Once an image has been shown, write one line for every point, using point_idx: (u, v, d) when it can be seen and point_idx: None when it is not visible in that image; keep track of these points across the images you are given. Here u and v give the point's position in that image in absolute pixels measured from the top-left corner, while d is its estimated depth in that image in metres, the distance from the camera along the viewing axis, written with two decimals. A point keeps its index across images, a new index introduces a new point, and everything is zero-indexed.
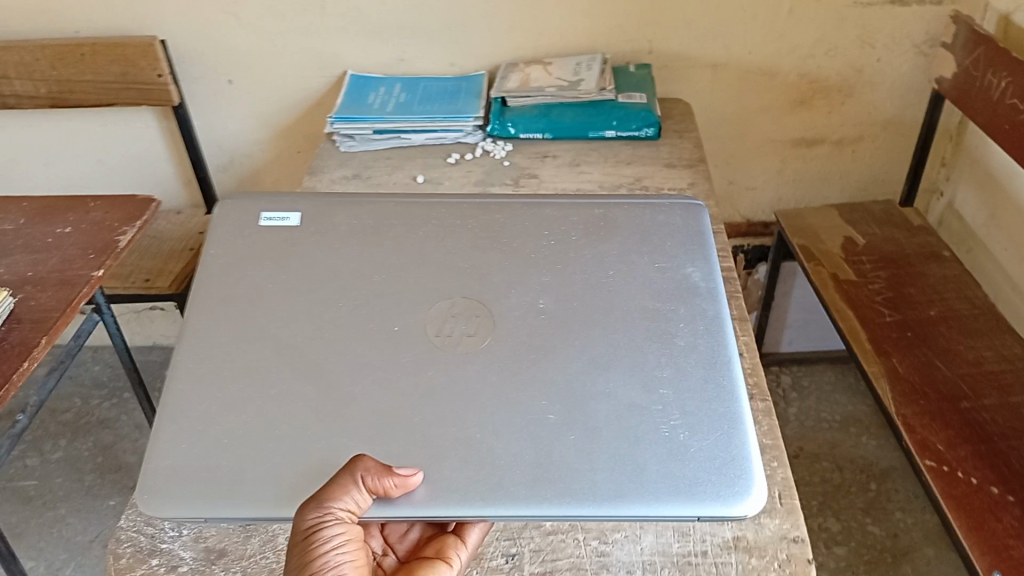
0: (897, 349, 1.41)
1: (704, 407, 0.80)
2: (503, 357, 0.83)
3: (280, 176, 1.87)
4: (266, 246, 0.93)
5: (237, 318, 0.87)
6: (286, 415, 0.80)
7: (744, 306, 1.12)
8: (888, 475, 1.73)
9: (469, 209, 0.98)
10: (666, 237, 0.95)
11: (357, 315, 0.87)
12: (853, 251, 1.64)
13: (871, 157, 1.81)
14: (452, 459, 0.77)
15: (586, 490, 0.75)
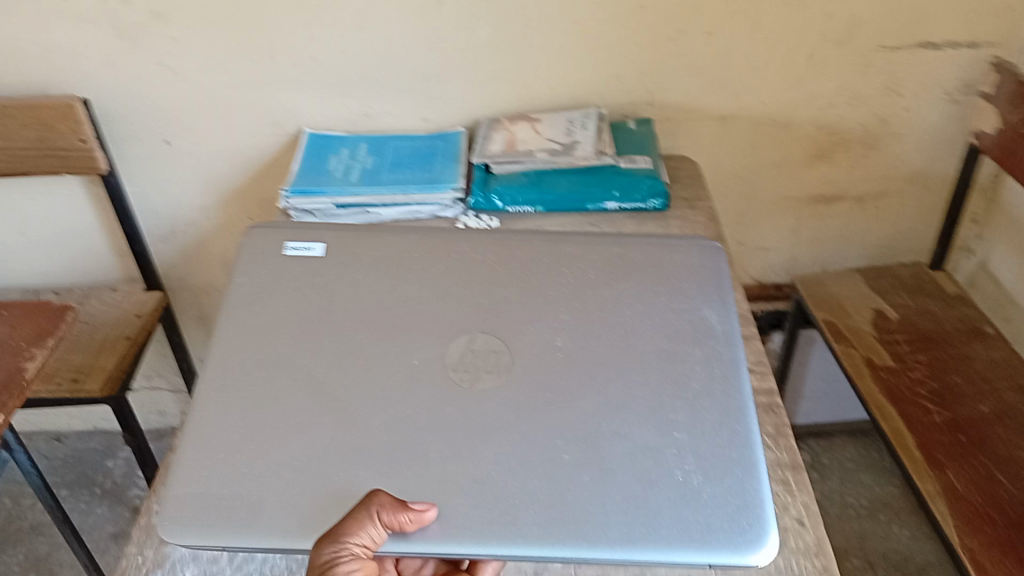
0: (952, 459, 1.23)
1: (716, 450, 0.81)
2: (526, 399, 0.84)
3: (228, 245, 1.64)
4: (294, 287, 0.96)
5: (264, 350, 0.89)
6: (310, 454, 0.81)
7: (795, 449, 0.94)
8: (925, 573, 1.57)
9: (488, 260, 0.98)
10: (683, 279, 0.97)
11: (380, 348, 0.89)
12: (886, 328, 1.46)
13: (896, 213, 1.62)
14: (469, 494, 0.78)
15: (597, 533, 0.76)
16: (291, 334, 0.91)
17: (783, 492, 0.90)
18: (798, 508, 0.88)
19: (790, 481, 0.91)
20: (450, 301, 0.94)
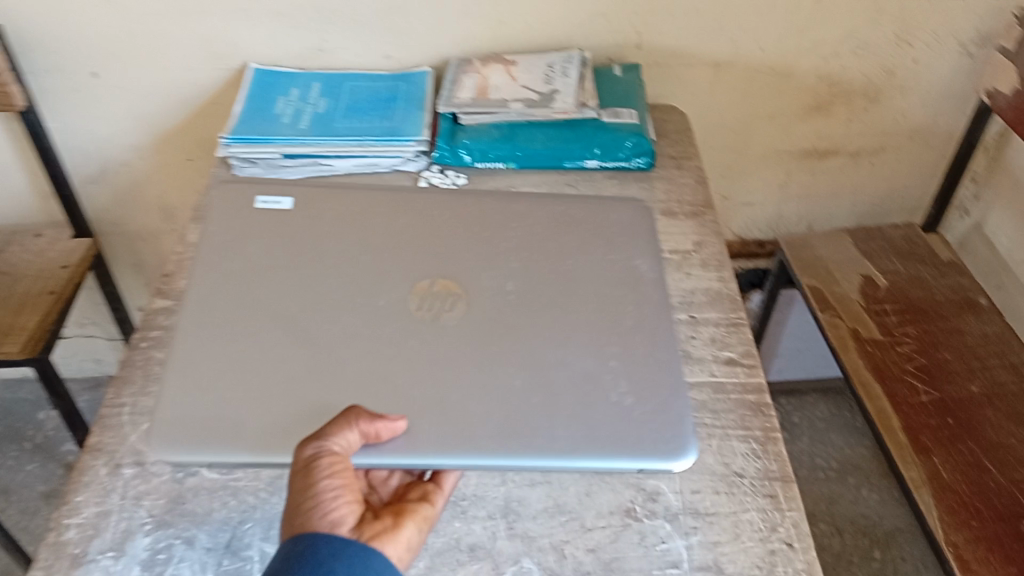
0: (939, 444, 1.16)
1: (647, 376, 0.79)
2: (481, 328, 0.81)
3: (167, 187, 1.50)
4: (260, 226, 0.89)
5: (233, 277, 0.84)
6: (278, 368, 0.77)
7: (785, 458, 0.86)
8: (893, 539, 1.53)
9: (440, 211, 0.92)
10: (618, 232, 0.92)
11: (337, 285, 0.84)
12: (874, 297, 1.38)
13: (891, 170, 1.53)
14: (434, 411, 0.75)
15: (544, 439, 0.74)
16: (264, 265, 0.85)
17: (769, 506, 0.82)
18: (786, 526, 0.80)
19: (777, 492, 0.83)
20: (412, 243, 0.88)
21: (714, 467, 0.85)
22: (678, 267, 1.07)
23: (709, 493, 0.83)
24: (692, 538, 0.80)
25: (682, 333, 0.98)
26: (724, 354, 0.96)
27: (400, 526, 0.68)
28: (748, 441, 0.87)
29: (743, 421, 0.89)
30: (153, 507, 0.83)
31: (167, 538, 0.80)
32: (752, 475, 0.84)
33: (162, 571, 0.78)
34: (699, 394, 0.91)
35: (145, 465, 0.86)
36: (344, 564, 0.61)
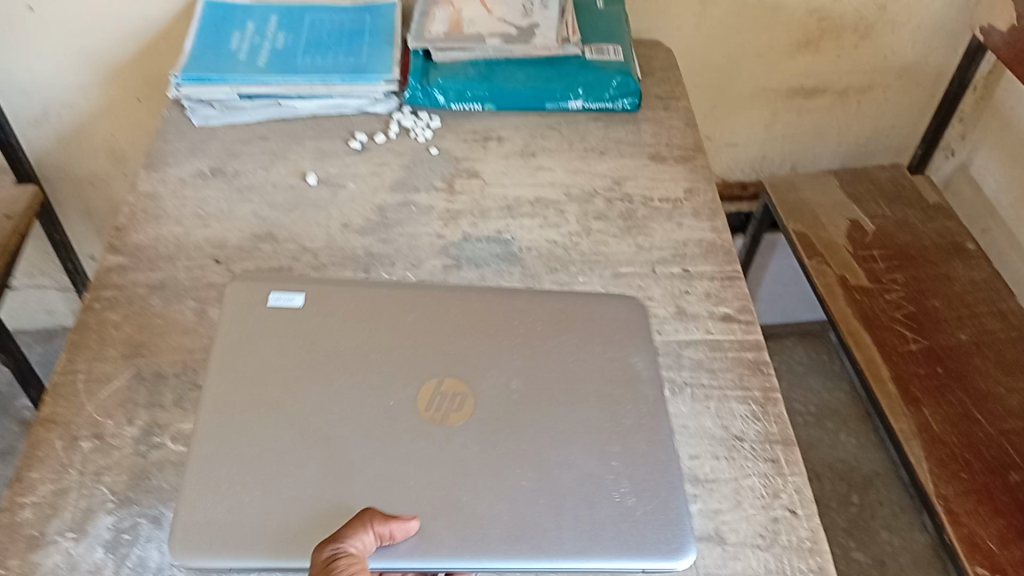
0: (928, 394, 1.14)
1: (648, 476, 0.68)
2: (488, 435, 0.69)
3: (117, 130, 1.40)
4: (263, 322, 0.73)
5: (235, 379, 0.70)
6: (283, 488, 0.65)
7: (786, 420, 0.83)
8: (871, 483, 1.51)
9: (448, 296, 0.77)
10: (616, 324, 0.78)
11: (329, 390, 0.70)
12: (862, 242, 1.35)
13: (878, 109, 1.48)
14: (444, 519, 0.65)
15: (554, 545, 0.64)
16: (264, 368, 0.70)
17: (769, 468, 0.79)
18: (789, 491, 0.77)
19: (778, 454, 0.80)
20: (429, 334, 0.74)
21: (713, 431, 0.81)
22: (669, 217, 1.04)
23: (709, 458, 0.79)
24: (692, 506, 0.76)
25: (677, 288, 0.95)
26: (720, 311, 0.93)
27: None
28: (748, 403, 0.84)
29: (741, 380, 0.86)
30: (116, 483, 0.76)
31: (132, 516, 0.74)
32: (752, 438, 0.81)
33: (128, 553, 0.72)
34: (696, 352, 0.88)
35: (104, 436, 0.80)
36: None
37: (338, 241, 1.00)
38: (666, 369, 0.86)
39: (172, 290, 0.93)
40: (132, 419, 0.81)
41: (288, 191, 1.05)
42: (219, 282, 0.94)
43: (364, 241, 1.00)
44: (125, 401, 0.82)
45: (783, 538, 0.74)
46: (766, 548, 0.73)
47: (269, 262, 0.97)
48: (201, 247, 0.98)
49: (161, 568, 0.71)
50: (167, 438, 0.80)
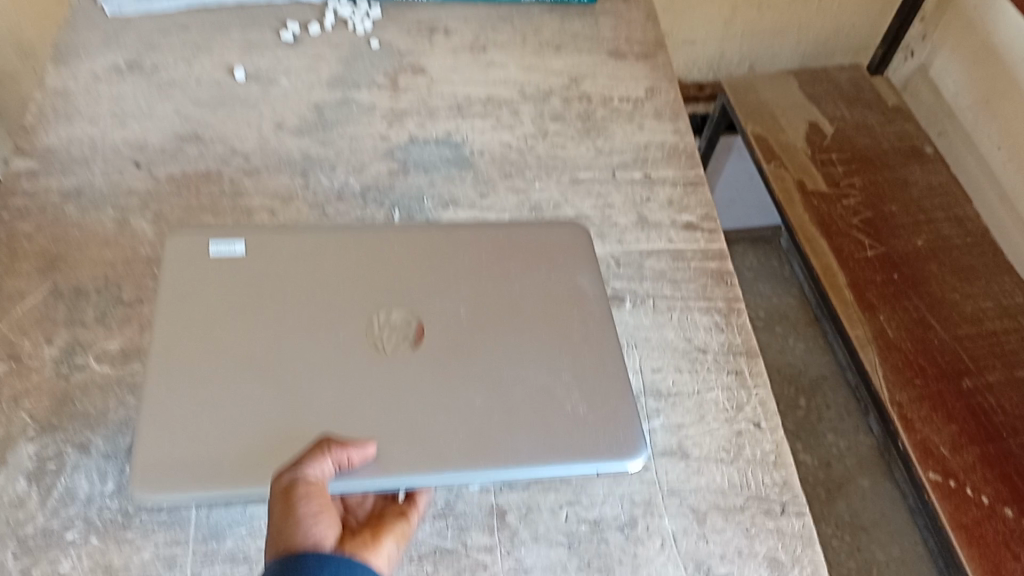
0: (884, 300, 1.12)
1: (598, 385, 0.65)
2: (442, 359, 0.64)
3: (19, 21, 1.26)
4: (202, 270, 0.66)
5: (177, 325, 0.63)
6: (238, 430, 0.59)
7: (751, 333, 0.80)
8: (818, 387, 1.44)
9: (393, 232, 0.71)
10: (552, 252, 0.73)
11: (273, 323, 0.64)
12: (820, 145, 1.31)
13: (840, 7, 1.43)
14: (399, 440, 0.60)
15: (510, 458, 0.61)
16: (206, 313, 0.64)
17: (733, 380, 0.76)
18: (752, 404, 0.75)
19: (742, 365, 0.78)
20: (378, 269, 0.68)
21: (676, 343, 0.78)
22: (630, 118, 1.00)
23: (671, 371, 0.76)
24: (654, 422, 0.73)
25: (638, 195, 0.91)
26: (682, 219, 0.89)
27: (376, 548, 0.59)
28: (710, 314, 0.81)
29: (705, 291, 0.83)
30: (37, 408, 0.70)
31: (57, 444, 0.68)
32: (715, 349, 0.78)
33: (53, 484, 0.66)
34: (657, 264, 0.85)
35: (21, 358, 0.72)
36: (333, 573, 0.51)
37: (272, 143, 0.92)
38: (623, 280, 0.83)
39: (88, 197, 0.85)
40: (50, 339, 0.74)
41: (214, 88, 0.96)
42: (142, 188, 0.86)
43: (300, 143, 0.93)
44: (42, 320, 0.75)
45: (747, 453, 0.72)
46: (730, 463, 0.71)
47: (197, 165, 0.89)
48: (120, 149, 0.89)
49: (91, 499, 0.65)
50: (91, 359, 0.73)
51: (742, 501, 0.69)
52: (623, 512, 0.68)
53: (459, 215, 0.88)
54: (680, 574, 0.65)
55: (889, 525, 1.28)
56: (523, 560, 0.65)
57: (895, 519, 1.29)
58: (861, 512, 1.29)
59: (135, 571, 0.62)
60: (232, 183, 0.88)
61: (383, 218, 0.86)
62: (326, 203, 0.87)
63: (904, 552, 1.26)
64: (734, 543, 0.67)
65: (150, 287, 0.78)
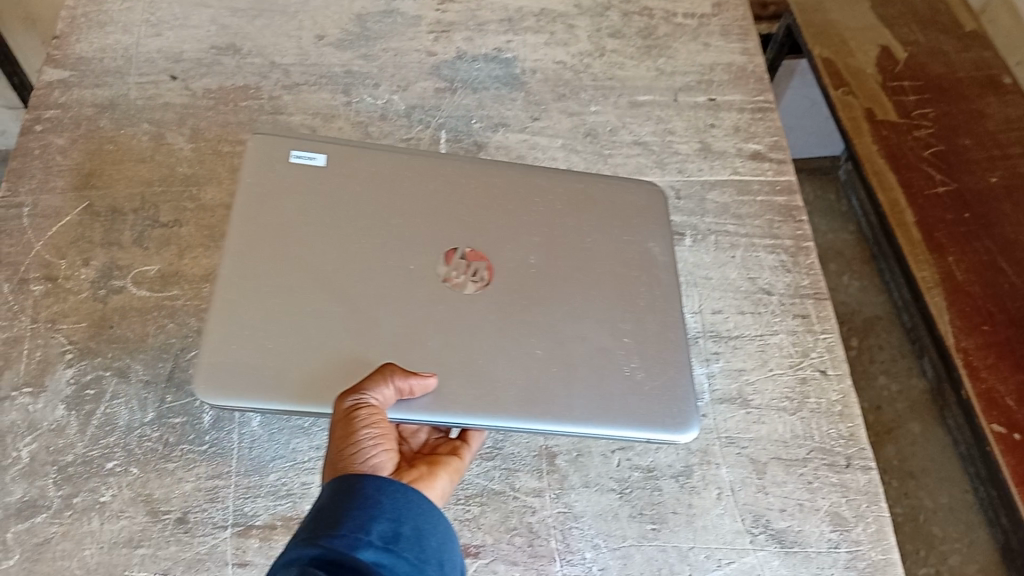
0: (953, 241, 1.05)
1: (658, 354, 0.60)
2: (511, 304, 0.58)
3: None
4: (278, 176, 0.59)
5: (248, 232, 0.57)
6: (300, 351, 0.54)
7: (822, 275, 0.75)
8: (871, 327, 1.38)
9: (473, 165, 0.64)
10: (628, 208, 0.66)
11: (342, 246, 0.58)
12: (891, 72, 1.22)
13: None
14: (457, 378, 0.55)
15: (566, 411, 0.56)
16: (278, 223, 0.57)
17: (799, 325, 0.72)
18: (819, 350, 0.71)
19: (810, 306, 0.73)
20: (455, 199, 0.62)
21: (738, 283, 0.74)
22: (693, 37, 0.94)
23: (733, 312, 0.72)
24: (713, 366, 0.69)
25: (702, 122, 0.85)
26: (749, 148, 0.84)
27: (433, 479, 0.54)
28: (776, 253, 0.76)
29: (771, 227, 0.78)
30: (74, 331, 0.67)
31: (96, 369, 0.65)
32: (780, 292, 0.74)
33: (93, 411, 0.63)
34: (720, 197, 0.79)
35: (57, 279, 0.70)
36: (392, 498, 0.46)
37: (312, 57, 0.87)
38: (683, 215, 0.77)
39: (122, 110, 0.81)
40: (88, 260, 0.71)
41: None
42: (178, 103, 0.82)
43: (341, 57, 0.88)
44: (79, 240, 0.72)
45: (812, 401, 0.68)
46: (793, 413, 0.68)
47: (235, 79, 0.84)
48: (155, 60, 0.85)
49: (131, 428, 0.63)
50: (129, 282, 0.70)
51: (805, 453, 0.66)
52: (679, 460, 0.65)
53: (509, 139, 0.83)
54: (737, 527, 0.62)
55: (940, 470, 1.24)
56: (573, 505, 0.62)
57: (945, 465, 1.24)
58: (909, 457, 1.25)
59: (177, 503, 0.60)
60: (270, 98, 0.83)
61: (429, 140, 0.82)
62: (369, 123, 0.82)
63: (952, 500, 1.21)
64: (796, 496, 0.64)
65: (187, 208, 0.75)
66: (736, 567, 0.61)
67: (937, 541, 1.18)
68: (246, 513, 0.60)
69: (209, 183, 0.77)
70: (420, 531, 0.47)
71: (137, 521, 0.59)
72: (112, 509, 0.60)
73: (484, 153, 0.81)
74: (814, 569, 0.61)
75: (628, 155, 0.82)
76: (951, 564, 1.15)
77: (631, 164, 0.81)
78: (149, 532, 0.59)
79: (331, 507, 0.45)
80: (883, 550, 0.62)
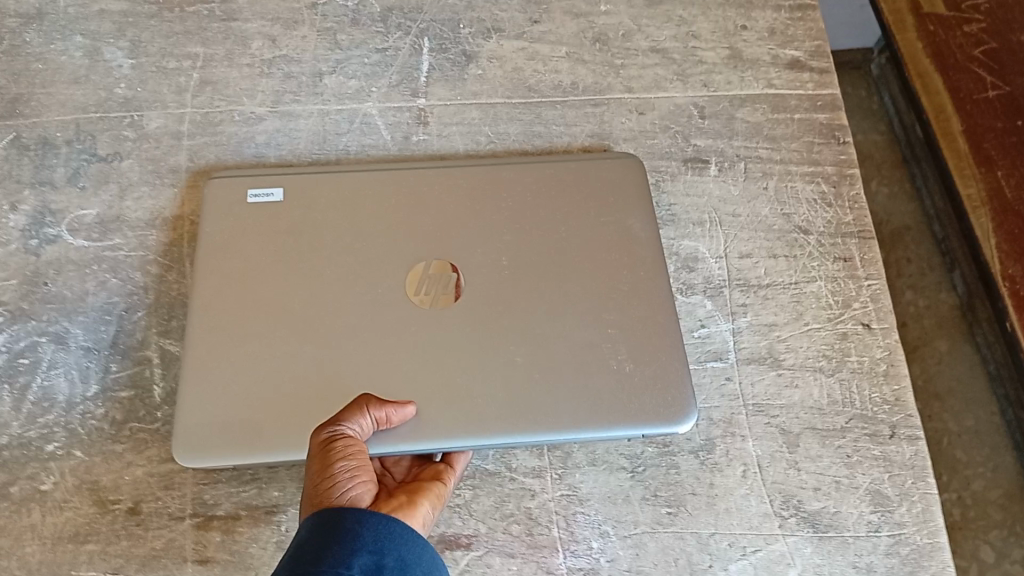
0: (1005, 153, 0.88)
1: (645, 342, 0.55)
2: (484, 315, 0.55)
3: None
4: (233, 224, 0.57)
5: (210, 283, 0.55)
6: (274, 394, 0.52)
7: (867, 209, 0.65)
8: (898, 240, 1.04)
9: (432, 171, 0.60)
10: (603, 184, 0.60)
11: (305, 280, 0.55)
12: None
13: None
14: (437, 402, 0.52)
15: (552, 419, 0.52)
16: (241, 266, 0.56)
17: (839, 272, 0.62)
18: (862, 300, 0.62)
19: (852, 247, 0.63)
20: (417, 213, 0.58)
21: (771, 221, 0.64)
22: None
23: (765, 257, 0.62)
24: (740, 321, 0.60)
25: (731, 23, 0.73)
26: (787, 55, 0.71)
27: (415, 507, 0.48)
28: (816, 183, 0.66)
29: (810, 151, 0.67)
30: (3, 290, 0.59)
31: (30, 335, 0.57)
32: (819, 230, 0.64)
33: (28, 384, 0.56)
34: (752, 115, 0.68)
35: None
36: (374, 530, 0.42)
37: None
38: (708, 137, 0.67)
39: (51, 20, 0.70)
40: (16, 205, 0.62)
41: None
42: (116, 9, 0.71)
43: None
44: (5, 179, 0.63)
45: (853, 360, 0.59)
46: (831, 374, 0.59)
47: None
48: None
49: (72, 404, 0.55)
50: (65, 230, 0.61)
51: (843, 422, 0.57)
52: (698, 433, 0.57)
53: (504, 47, 0.71)
54: (764, 510, 0.55)
55: (968, 393, 0.95)
56: (579, 488, 0.55)
57: (974, 386, 0.96)
58: (935, 377, 0.96)
59: (127, 491, 0.53)
60: (223, 2, 0.72)
61: (409, 50, 0.70)
62: (338, 30, 0.71)
63: (979, 424, 0.94)
64: (833, 472, 0.56)
65: (128, 139, 0.65)
66: (762, 555, 0.53)
67: (959, 467, 0.92)
68: (206, 501, 0.53)
69: (152, 107, 0.66)
70: (405, 564, 0.42)
71: (82, 513, 0.52)
72: (54, 499, 0.53)
73: (473, 65, 0.70)
74: (851, 557, 0.53)
75: (644, 66, 0.70)
76: (974, 492, 0.91)
77: (646, 76, 0.70)
78: (96, 526, 0.52)
79: (310, 546, 0.40)
80: (930, 534, 0.54)
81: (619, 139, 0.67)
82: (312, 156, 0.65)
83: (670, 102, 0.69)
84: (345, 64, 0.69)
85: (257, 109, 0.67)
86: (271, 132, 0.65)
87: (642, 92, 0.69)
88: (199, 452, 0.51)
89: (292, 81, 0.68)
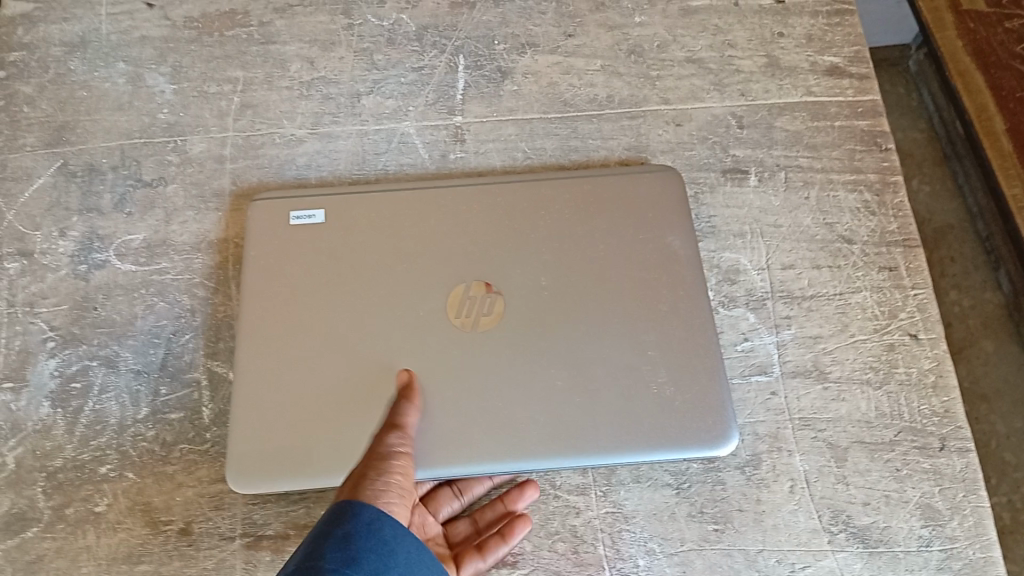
0: None
1: (686, 365, 0.55)
2: (525, 338, 0.55)
3: None
4: (278, 248, 0.58)
5: (258, 307, 0.57)
6: (323, 418, 0.53)
7: (911, 216, 0.64)
8: (942, 239, 1.02)
9: (470, 189, 0.60)
10: (641, 201, 0.60)
11: (348, 304, 0.56)
12: None
13: None
14: (480, 426, 0.53)
15: (592, 444, 0.53)
16: (286, 291, 0.57)
17: (884, 282, 0.61)
18: (908, 309, 0.61)
19: (898, 256, 0.62)
20: (457, 234, 0.58)
21: (813, 231, 0.63)
22: None
23: (807, 268, 0.62)
24: (784, 333, 0.60)
25: (769, 31, 0.72)
26: (826, 62, 0.71)
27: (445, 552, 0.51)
28: (858, 191, 0.65)
29: (852, 159, 0.66)
30: (55, 316, 0.60)
31: (81, 359, 0.59)
32: (863, 240, 0.63)
33: (80, 408, 0.57)
34: (792, 124, 0.67)
35: (33, 255, 0.63)
36: (407, 552, 0.43)
37: None
38: (747, 147, 0.67)
39: (94, 48, 0.71)
40: (65, 231, 0.63)
41: None
42: (157, 36, 0.72)
43: None
44: (54, 206, 0.64)
45: (901, 371, 0.58)
46: (879, 386, 0.58)
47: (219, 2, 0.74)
48: None
49: (124, 426, 0.56)
50: (112, 255, 0.62)
51: (892, 435, 0.57)
52: (744, 448, 0.56)
53: (539, 62, 0.71)
54: (812, 525, 0.54)
55: (1016, 395, 0.93)
56: (624, 504, 0.55)
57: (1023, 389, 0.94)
58: (981, 378, 0.94)
59: (178, 512, 0.54)
60: (261, 25, 0.73)
61: (445, 68, 0.70)
62: (375, 50, 0.71)
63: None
64: (882, 486, 0.55)
65: (172, 163, 0.66)
66: (812, 571, 0.53)
67: (1008, 471, 0.90)
68: (256, 522, 0.54)
69: (195, 131, 0.67)
70: None
71: (135, 534, 0.53)
72: (108, 521, 0.54)
73: (509, 81, 0.70)
74: (902, 573, 0.53)
75: (681, 77, 0.70)
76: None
77: (683, 87, 0.69)
78: (150, 547, 0.53)
79: (352, 539, 0.41)
80: (982, 548, 0.53)
81: (657, 152, 0.66)
82: (352, 176, 0.65)
83: (707, 112, 0.68)
84: (382, 83, 0.70)
85: (296, 131, 0.67)
86: (311, 153, 0.66)
87: (680, 104, 0.69)
88: (254, 476, 0.52)
89: (331, 102, 0.69)
